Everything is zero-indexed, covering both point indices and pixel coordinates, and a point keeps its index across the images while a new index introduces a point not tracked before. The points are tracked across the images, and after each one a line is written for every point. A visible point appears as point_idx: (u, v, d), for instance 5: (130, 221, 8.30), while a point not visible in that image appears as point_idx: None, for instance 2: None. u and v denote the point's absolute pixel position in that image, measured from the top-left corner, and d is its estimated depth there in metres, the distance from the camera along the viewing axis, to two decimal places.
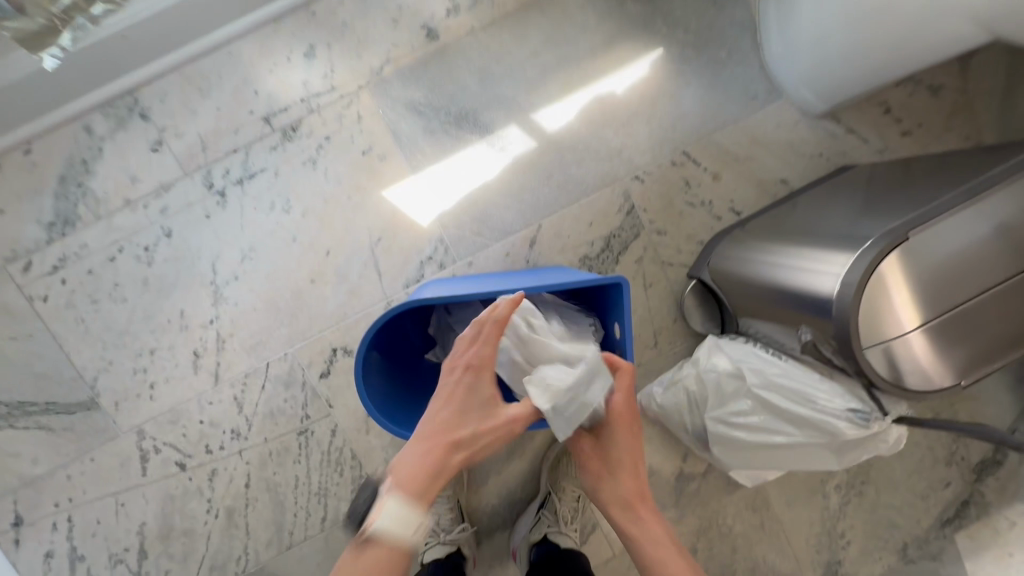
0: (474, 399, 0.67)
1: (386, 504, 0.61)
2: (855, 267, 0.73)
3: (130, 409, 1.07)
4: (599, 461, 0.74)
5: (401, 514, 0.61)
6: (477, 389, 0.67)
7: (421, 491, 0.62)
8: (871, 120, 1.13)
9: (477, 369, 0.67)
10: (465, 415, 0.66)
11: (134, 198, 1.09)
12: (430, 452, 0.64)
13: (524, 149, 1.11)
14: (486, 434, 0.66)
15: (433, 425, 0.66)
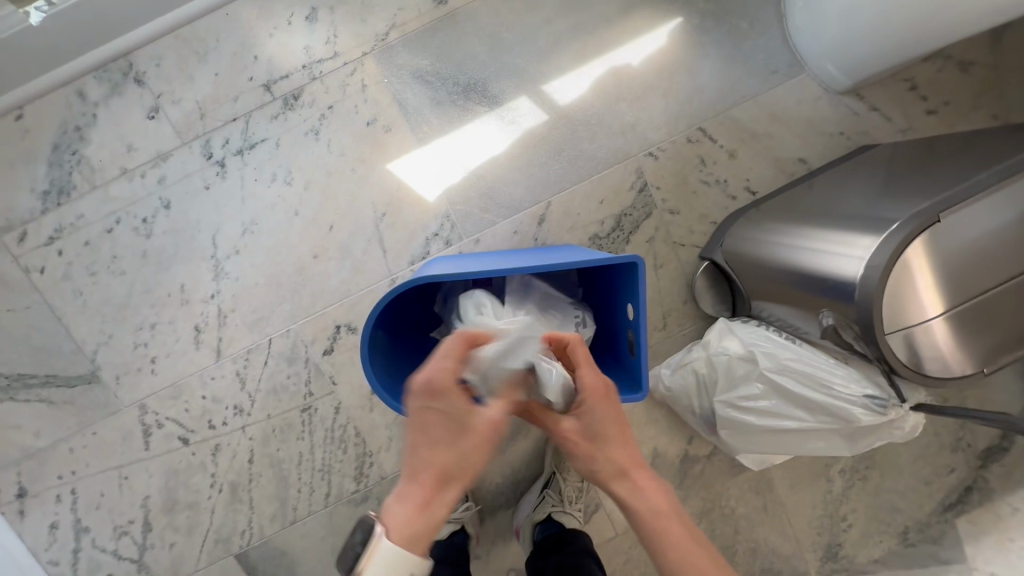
0: (448, 424, 0.61)
1: (377, 551, 0.56)
2: (880, 250, 0.70)
3: (131, 383, 1.06)
4: (586, 440, 0.68)
5: (398, 555, 0.56)
6: (452, 411, 0.61)
7: (416, 534, 0.57)
8: (896, 97, 1.09)
9: (444, 391, 0.62)
10: (444, 441, 0.60)
11: (131, 168, 1.06)
12: (417, 486, 0.59)
13: (534, 122, 1.07)
14: (471, 455, 0.60)
15: (416, 462, 0.61)
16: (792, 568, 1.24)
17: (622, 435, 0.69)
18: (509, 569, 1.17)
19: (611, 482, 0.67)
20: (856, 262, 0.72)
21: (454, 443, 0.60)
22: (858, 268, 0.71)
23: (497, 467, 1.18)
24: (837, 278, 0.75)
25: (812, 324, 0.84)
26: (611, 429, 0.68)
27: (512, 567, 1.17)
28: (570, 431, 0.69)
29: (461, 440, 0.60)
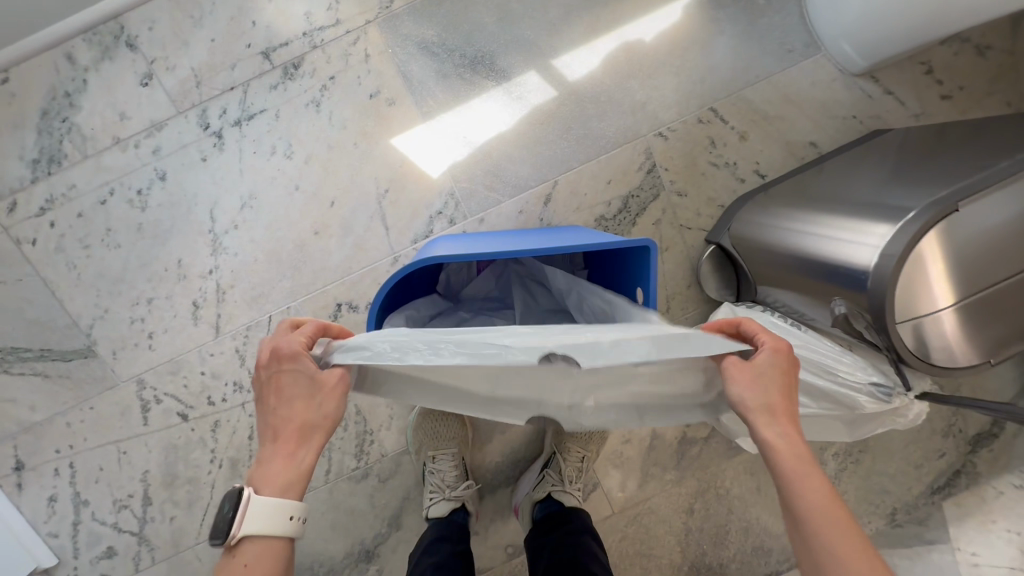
0: (301, 381, 0.57)
1: (248, 509, 0.52)
2: (896, 238, 0.69)
3: (129, 358, 1.05)
4: (750, 387, 0.58)
5: (260, 514, 0.52)
6: (298, 377, 0.58)
7: (290, 483, 0.55)
8: (911, 81, 1.07)
9: (294, 355, 0.58)
10: (300, 401, 0.57)
11: (124, 137, 1.02)
12: (281, 451, 0.56)
13: (542, 98, 1.05)
14: (327, 406, 0.57)
15: (274, 423, 0.57)
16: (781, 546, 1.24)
17: (790, 408, 0.58)
18: (507, 545, 1.18)
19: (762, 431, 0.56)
20: (870, 250, 0.71)
21: (308, 398, 0.57)
22: (872, 256, 0.71)
23: (496, 445, 1.20)
24: (848, 266, 0.74)
25: (819, 311, 0.84)
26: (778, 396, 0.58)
27: (510, 543, 1.19)
28: (733, 371, 0.59)
29: (315, 396, 0.57)
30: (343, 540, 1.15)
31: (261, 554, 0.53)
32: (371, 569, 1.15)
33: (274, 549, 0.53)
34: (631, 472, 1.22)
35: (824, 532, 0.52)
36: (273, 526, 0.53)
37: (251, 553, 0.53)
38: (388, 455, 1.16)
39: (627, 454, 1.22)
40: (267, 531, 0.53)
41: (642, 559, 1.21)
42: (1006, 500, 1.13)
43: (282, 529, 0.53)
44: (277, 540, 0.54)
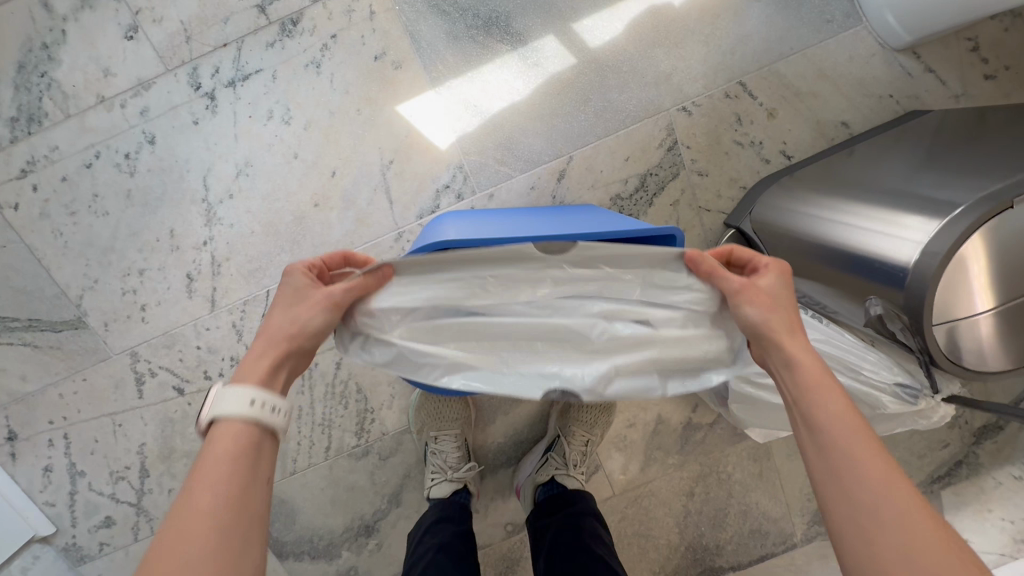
0: (286, 292, 0.55)
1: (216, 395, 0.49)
2: (942, 235, 0.65)
3: (121, 330, 1.01)
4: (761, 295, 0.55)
5: (229, 397, 0.48)
6: (287, 284, 0.56)
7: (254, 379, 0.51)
8: (953, 60, 1.00)
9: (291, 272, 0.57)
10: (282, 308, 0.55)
11: (109, 95, 0.95)
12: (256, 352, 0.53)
13: (560, 65, 0.98)
14: (302, 314, 0.54)
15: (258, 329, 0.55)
16: (778, 530, 1.22)
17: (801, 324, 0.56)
18: (506, 524, 1.18)
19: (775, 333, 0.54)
20: (910, 246, 0.67)
21: (289, 305, 0.55)
22: (913, 253, 0.66)
23: (499, 427, 1.18)
24: (885, 263, 0.70)
25: (844, 305, 0.80)
26: (788, 321, 0.55)
27: (510, 521, 1.18)
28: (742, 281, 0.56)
29: (295, 305, 0.54)
30: (343, 515, 1.14)
31: (236, 438, 0.48)
32: (371, 543, 1.15)
33: (246, 432, 0.48)
34: (634, 455, 1.21)
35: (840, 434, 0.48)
36: (238, 411, 0.48)
37: (226, 435, 0.48)
38: (388, 434, 1.14)
39: (631, 438, 1.21)
40: (231, 413, 0.48)
41: (641, 540, 1.20)
42: (1005, 490, 1.12)
43: (242, 414, 0.48)
44: (246, 427, 0.48)
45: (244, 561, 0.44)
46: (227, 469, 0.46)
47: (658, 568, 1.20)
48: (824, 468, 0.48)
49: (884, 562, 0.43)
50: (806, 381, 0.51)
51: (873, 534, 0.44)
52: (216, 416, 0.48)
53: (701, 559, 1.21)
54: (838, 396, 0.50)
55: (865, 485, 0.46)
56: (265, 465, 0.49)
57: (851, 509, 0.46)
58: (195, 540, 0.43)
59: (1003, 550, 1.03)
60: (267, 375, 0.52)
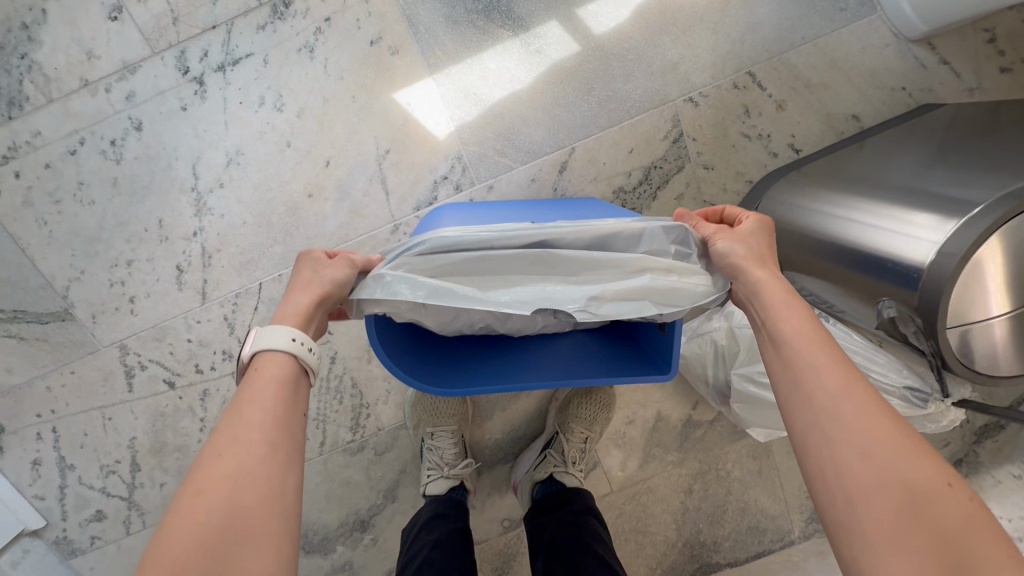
0: (309, 263, 0.56)
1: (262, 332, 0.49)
2: (959, 235, 0.62)
3: (109, 322, 0.98)
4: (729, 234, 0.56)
5: (277, 333, 0.49)
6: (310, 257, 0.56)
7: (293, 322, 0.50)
8: (969, 51, 0.97)
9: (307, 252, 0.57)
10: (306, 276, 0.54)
11: (94, 79, 0.92)
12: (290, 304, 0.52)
13: (564, 53, 0.94)
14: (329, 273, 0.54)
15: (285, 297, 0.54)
16: (776, 527, 1.21)
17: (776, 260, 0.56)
18: (503, 519, 1.17)
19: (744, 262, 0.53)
20: (926, 245, 0.65)
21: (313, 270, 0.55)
22: (929, 252, 0.64)
23: (497, 423, 1.16)
24: (898, 263, 0.67)
25: (852, 305, 0.77)
26: (755, 249, 0.55)
27: (506, 517, 1.17)
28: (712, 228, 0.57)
29: (319, 269, 0.55)
30: (338, 510, 1.13)
31: (280, 371, 0.48)
32: (366, 538, 1.13)
33: (288, 368, 0.48)
34: (633, 451, 1.20)
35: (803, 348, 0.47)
36: (282, 344, 0.49)
37: (269, 368, 0.48)
38: (384, 429, 1.13)
39: (630, 435, 1.20)
40: (276, 346, 0.48)
41: (638, 536, 1.19)
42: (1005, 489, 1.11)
43: (286, 347, 0.48)
44: (289, 363, 0.49)
45: (288, 480, 0.43)
46: (272, 395, 0.46)
47: (656, 565, 1.19)
48: (785, 377, 0.47)
49: (844, 459, 0.41)
50: (769, 297, 0.51)
51: (833, 434, 0.42)
52: (261, 349, 0.49)
53: (698, 555, 1.20)
54: (799, 310, 0.50)
55: (824, 388, 0.44)
56: (302, 403, 0.49)
57: (810, 411, 0.44)
58: (244, 453, 0.43)
59: None
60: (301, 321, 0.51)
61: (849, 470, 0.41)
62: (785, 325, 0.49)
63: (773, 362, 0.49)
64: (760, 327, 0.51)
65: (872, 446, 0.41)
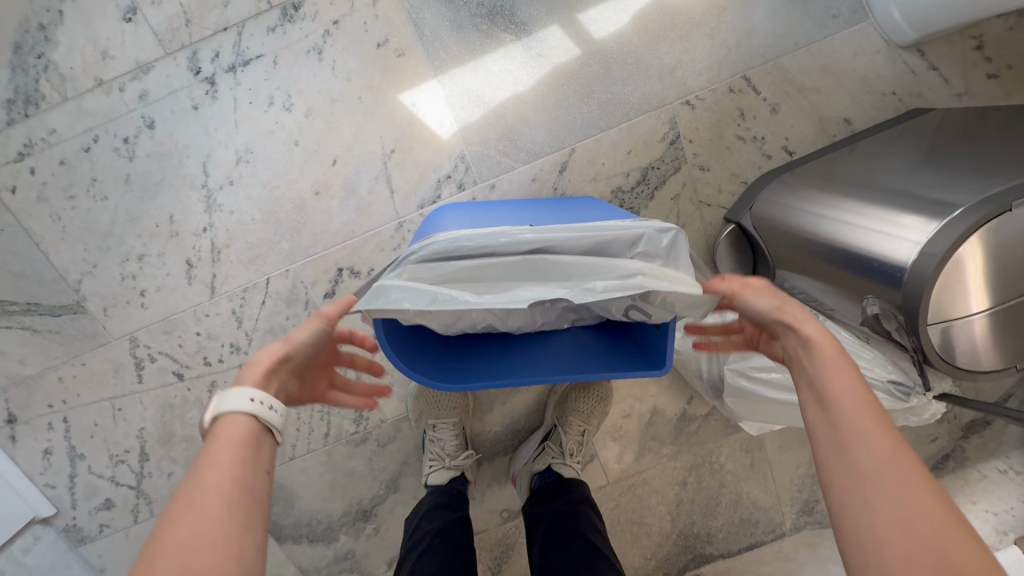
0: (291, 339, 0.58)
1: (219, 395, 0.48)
2: (940, 236, 0.65)
3: (120, 316, 1.01)
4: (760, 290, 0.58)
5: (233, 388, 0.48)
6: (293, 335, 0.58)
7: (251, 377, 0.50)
8: (957, 58, 1.00)
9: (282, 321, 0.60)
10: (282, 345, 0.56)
11: (108, 78, 0.94)
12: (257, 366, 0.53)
13: (565, 56, 0.97)
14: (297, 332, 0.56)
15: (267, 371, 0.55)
16: (767, 519, 1.25)
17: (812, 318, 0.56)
18: (502, 510, 1.20)
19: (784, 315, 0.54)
20: (908, 246, 0.68)
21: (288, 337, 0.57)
22: (912, 253, 0.67)
23: (497, 416, 1.19)
24: (882, 262, 0.71)
25: (841, 303, 0.81)
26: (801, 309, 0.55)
27: (505, 508, 1.20)
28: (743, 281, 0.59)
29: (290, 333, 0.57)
30: (341, 500, 1.16)
31: (240, 433, 0.46)
32: (368, 527, 1.16)
33: (243, 430, 0.46)
34: (629, 445, 1.23)
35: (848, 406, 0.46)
36: (243, 406, 0.47)
37: (223, 433, 0.46)
38: (387, 421, 1.16)
39: (626, 428, 1.23)
40: (236, 409, 0.47)
41: (633, 527, 1.23)
42: (989, 483, 1.14)
43: (247, 409, 0.47)
44: (248, 424, 0.47)
45: (250, 540, 0.41)
46: (232, 455, 0.44)
47: (650, 555, 1.22)
48: (828, 436, 0.45)
49: (887, 532, 0.39)
50: (820, 356, 0.50)
51: (876, 503, 0.41)
52: (219, 413, 0.47)
53: (691, 546, 1.24)
54: (849, 371, 0.48)
55: (870, 454, 0.43)
56: (266, 458, 0.47)
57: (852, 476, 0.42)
58: (200, 520, 0.40)
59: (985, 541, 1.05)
60: (267, 379, 0.51)
61: (890, 544, 0.39)
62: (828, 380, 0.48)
63: (815, 417, 0.47)
64: (805, 383, 0.50)
65: (919, 523, 0.38)
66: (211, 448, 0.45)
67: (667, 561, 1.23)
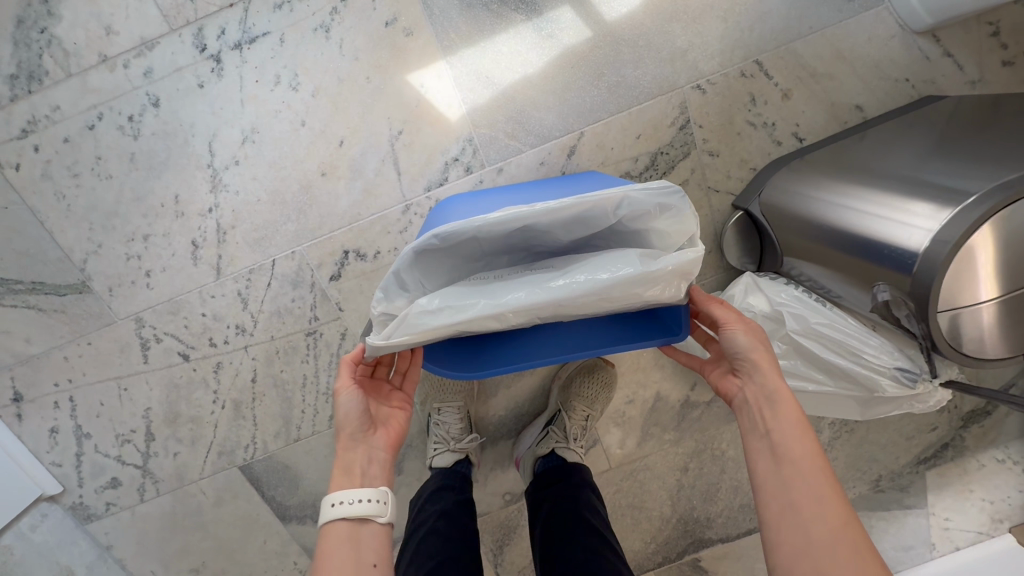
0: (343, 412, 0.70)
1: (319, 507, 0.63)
2: (952, 224, 0.65)
3: (126, 296, 1.00)
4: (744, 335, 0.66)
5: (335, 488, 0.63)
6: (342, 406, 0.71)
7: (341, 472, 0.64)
8: (972, 44, 0.99)
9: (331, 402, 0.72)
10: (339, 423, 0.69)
11: (112, 54, 0.93)
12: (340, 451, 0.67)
13: (576, 38, 0.96)
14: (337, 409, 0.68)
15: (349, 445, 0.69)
16: None
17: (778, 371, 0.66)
18: (504, 493, 1.21)
19: (758, 370, 0.63)
20: (920, 233, 0.68)
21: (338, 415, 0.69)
22: (923, 240, 0.67)
23: (501, 400, 1.20)
24: (893, 249, 0.70)
25: (849, 290, 0.81)
26: (773, 364, 0.64)
27: (508, 491, 1.21)
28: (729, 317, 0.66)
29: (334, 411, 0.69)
30: None
31: (339, 537, 0.60)
32: None
33: (344, 530, 0.61)
34: (632, 430, 1.23)
35: (803, 467, 0.57)
36: (334, 512, 0.61)
37: (328, 537, 0.60)
38: None
39: (630, 414, 1.22)
40: (328, 518, 0.61)
41: (634, 511, 1.24)
42: (987, 472, 1.15)
43: (337, 514, 0.61)
44: (342, 526, 0.61)
45: None
46: (340, 557, 0.59)
47: (650, 538, 1.25)
48: (779, 487, 0.57)
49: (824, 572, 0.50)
50: (779, 413, 0.61)
51: (810, 540, 0.53)
52: (322, 525, 0.61)
53: (691, 530, 1.25)
54: (804, 431, 0.59)
55: (806, 506, 0.54)
56: (371, 553, 0.60)
57: (793, 523, 0.54)
58: None
59: (979, 528, 1.12)
60: (351, 479, 0.64)
61: None
62: (785, 443, 0.59)
63: (768, 471, 0.59)
64: (760, 437, 0.61)
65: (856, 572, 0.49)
66: (321, 554, 0.59)
67: (666, 544, 1.25)
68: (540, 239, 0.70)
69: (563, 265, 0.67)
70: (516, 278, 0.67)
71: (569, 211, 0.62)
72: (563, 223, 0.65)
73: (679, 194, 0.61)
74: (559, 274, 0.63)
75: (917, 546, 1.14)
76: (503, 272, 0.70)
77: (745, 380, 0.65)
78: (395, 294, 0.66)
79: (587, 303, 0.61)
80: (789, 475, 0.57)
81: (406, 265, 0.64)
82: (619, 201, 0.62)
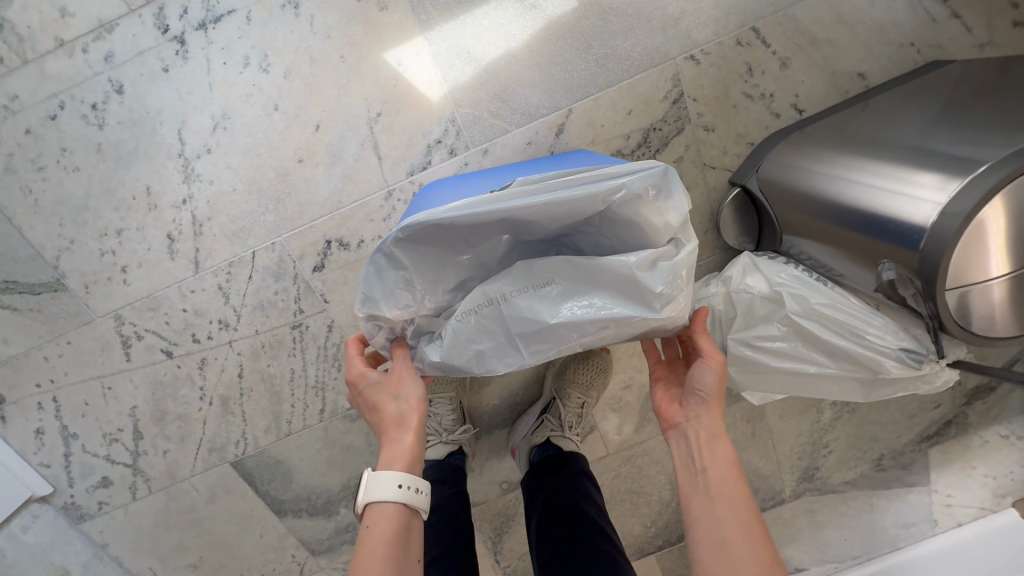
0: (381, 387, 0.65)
1: (377, 477, 0.59)
2: (962, 197, 0.61)
3: (103, 293, 0.97)
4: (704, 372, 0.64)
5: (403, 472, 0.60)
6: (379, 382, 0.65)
7: (411, 458, 0.62)
8: (980, 4, 0.93)
9: (352, 376, 0.67)
10: (383, 396, 0.65)
11: (69, 39, 0.88)
12: (401, 430, 0.63)
13: (561, 8, 0.91)
14: (402, 390, 0.64)
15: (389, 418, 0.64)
16: (768, 487, 1.17)
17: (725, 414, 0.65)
18: (502, 482, 1.19)
19: (709, 408, 0.62)
20: (928, 207, 0.64)
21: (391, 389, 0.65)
22: (931, 215, 0.63)
23: (494, 390, 1.17)
24: (900, 223, 0.67)
25: (853, 269, 0.77)
26: (721, 405, 0.63)
27: (505, 480, 1.20)
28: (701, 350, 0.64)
29: (392, 389, 0.64)
30: (340, 474, 1.07)
31: (388, 520, 0.58)
32: None
33: (401, 516, 0.59)
34: (629, 416, 1.20)
35: (734, 507, 0.55)
36: (397, 495, 0.59)
37: (383, 518, 0.58)
38: None
39: (627, 399, 1.20)
40: (388, 497, 0.59)
41: (634, 496, 1.23)
42: (991, 448, 1.12)
43: (398, 497, 0.59)
44: (395, 511, 0.59)
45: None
46: (391, 542, 0.57)
47: (650, 522, 1.24)
48: (710, 525, 0.55)
49: None
50: (719, 452, 0.59)
51: None
52: (372, 501, 0.59)
53: None
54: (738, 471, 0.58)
55: (737, 543, 0.53)
56: (415, 549, 0.59)
57: (723, 564, 0.52)
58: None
59: (983, 503, 1.11)
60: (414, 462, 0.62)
61: None
62: (720, 481, 0.57)
63: (701, 508, 0.56)
64: (695, 473, 0.59)
65: None
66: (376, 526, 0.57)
67: (667, 528, 1.24)
68: (523, 228, 0.66)
69: (562, 275, 0.63)
70: (526, 297, 0.62)
71: (554, 203, 0.59)
72: (549, 215, 0.62)
73: (672, 181, 0.59)
74: (579, 300, 0.61)
75: (920, 523, 1.13)
76: (502, 286, 0.63)
77: (690, 415, 0.63)
78: (376, 295, 0.62)
79: (603, 336, 0.62)
80: (719, 514, 0.55)
81: (386, 261, 0.62)
82: (606, 191, 0.59)
